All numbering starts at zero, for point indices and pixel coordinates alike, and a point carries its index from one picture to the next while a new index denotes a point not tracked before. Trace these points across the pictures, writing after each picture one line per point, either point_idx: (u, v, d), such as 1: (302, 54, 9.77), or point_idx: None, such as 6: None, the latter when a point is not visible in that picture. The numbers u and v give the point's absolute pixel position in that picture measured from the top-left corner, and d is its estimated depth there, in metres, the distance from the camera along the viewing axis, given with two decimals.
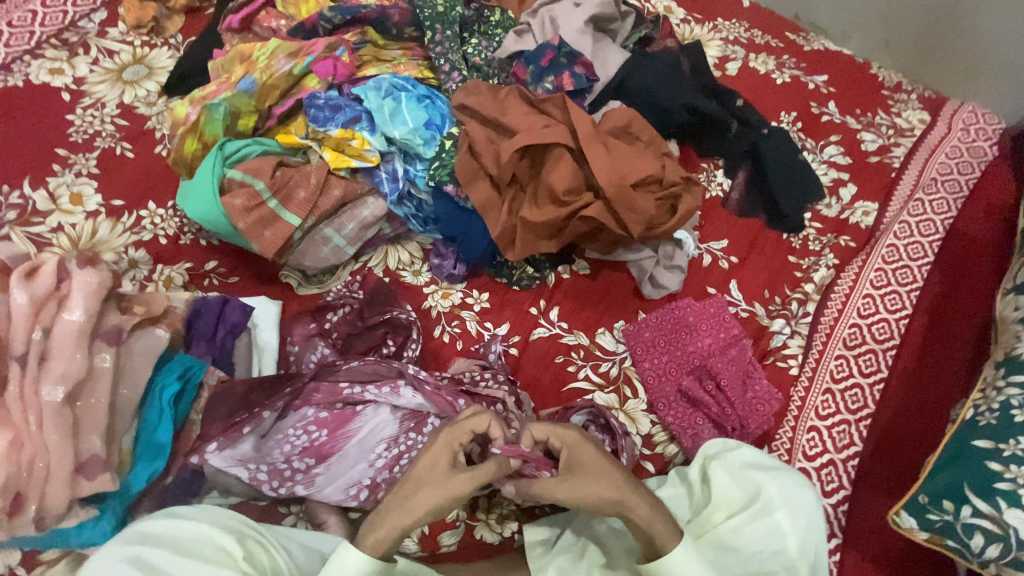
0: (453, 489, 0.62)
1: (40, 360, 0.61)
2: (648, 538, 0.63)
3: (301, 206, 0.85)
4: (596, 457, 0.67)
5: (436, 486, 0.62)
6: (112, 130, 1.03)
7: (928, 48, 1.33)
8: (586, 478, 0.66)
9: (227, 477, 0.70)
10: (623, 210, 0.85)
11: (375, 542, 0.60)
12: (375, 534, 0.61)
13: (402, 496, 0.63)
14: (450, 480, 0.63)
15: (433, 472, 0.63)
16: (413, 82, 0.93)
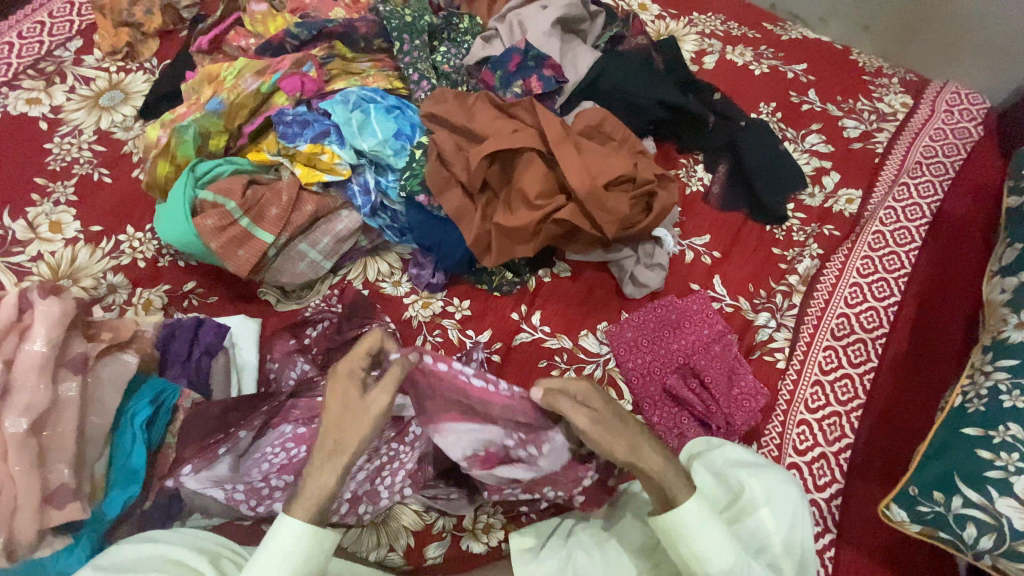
0: (365, 422, 0.60)
1: (3, 392, 0.61)
2: (662, 490, 0.61)
3: (273, 223, 0.85)
4: (602, 411, 0.65)
5: (354, 419, 0.60)
6: (89, 156, 1.04)
7: (909, 30, 1.32)
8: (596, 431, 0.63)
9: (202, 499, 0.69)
10: (597, 211, 0.84)
11: (316, 488, 0.58)
12: (312, 485, 0.59)
13: (330, 434, 0.60)
14: (364, 412, 0.60)
15: (346, 406, 0.61)
16: (382, 93, 0.93)
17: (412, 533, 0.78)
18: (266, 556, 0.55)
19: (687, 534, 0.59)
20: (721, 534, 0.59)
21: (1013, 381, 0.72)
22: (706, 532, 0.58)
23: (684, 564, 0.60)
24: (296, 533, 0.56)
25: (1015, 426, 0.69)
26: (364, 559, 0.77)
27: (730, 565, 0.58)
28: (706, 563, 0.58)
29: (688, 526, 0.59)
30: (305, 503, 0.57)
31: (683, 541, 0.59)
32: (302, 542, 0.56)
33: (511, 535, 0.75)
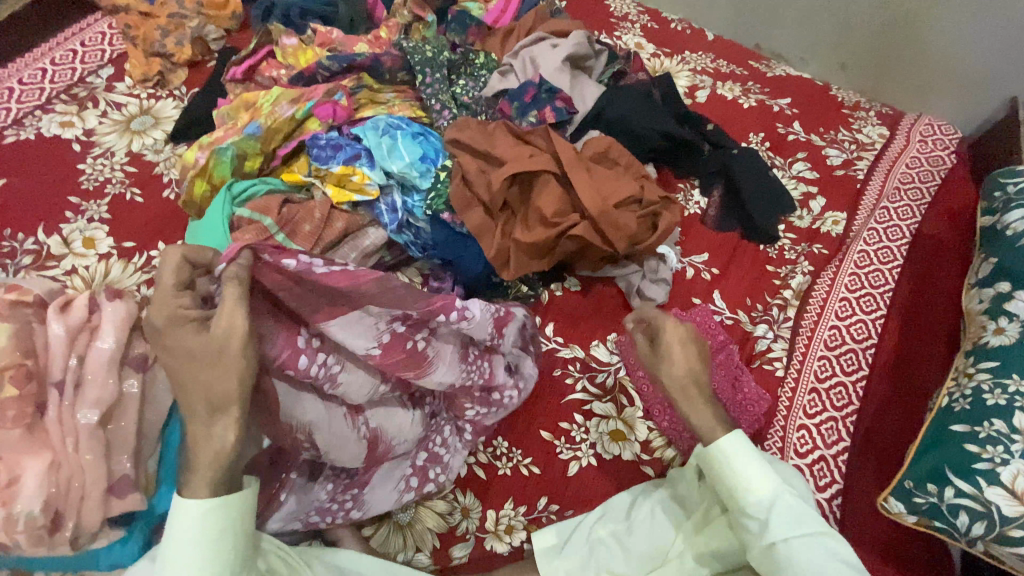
0: (215, 390, 0.59)
1: (75, 387, 0.66)
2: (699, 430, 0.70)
3: (306, 238, 0.90)
4: (677, 344, 0.74)
5: (214, 364, 0.59)
6: (122, 176, 1.09)
7: (882, 68, 1.45)
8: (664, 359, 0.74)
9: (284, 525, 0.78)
10: (608, 229, 0.91)
11: (210, 453, 0.60)
12: (201, 450, 0.60)
13: (197, 391, 0.59)
14: (219, 366, 0.59)
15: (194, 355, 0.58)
16: (407, 120, 1.01)
17: (436, 535, 0.82)
18: (179, 538, 0.58)
19: (726, 462, 0.66)
20: (755, 465, 0.66)
21: (994, 381, 0.78)
22: (745, 461, 0.66)
23: (727, 496, 0.67)
24: (197, 510, 0.58)
25: (998, 421, 0.75)
26: (392, 559, 0.80)
27: (766, 492, 0.64)
28: (745, 491, 0.65)
29: (727, 454, 0.66)
30: (201, 479, 0.60)
31: (724, 470, 0.66)
32: (207, 517, 0.59)
33: (533, 534, 0.80)
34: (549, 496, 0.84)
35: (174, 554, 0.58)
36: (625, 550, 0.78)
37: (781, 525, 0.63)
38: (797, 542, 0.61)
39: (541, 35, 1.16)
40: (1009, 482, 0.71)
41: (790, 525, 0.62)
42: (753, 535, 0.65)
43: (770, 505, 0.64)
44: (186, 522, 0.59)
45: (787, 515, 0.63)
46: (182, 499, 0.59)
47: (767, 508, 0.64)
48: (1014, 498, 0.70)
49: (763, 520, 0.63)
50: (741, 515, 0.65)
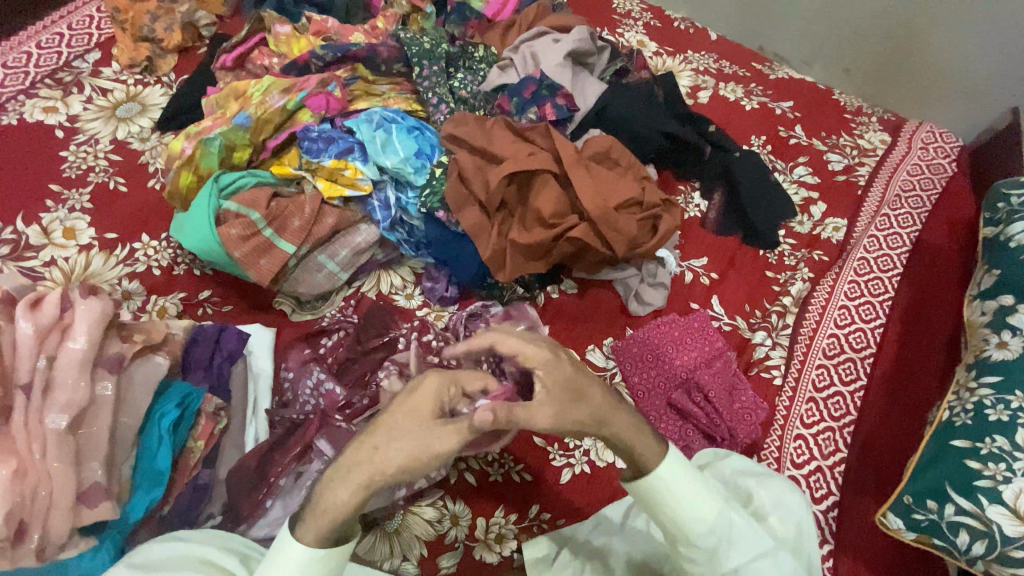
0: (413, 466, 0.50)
1: (45, 389, 0.63)
2: (628, 454, 0.57)
3: (295, 234, 0.87)
4: (574, 382, 0.56)
5: (414, 447, 0.50)
6: (106, 165, 1.05)
7: (886, 73, 1.44)
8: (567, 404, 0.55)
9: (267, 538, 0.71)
10: (607, 231, 0.89)
11: (334, 505, 0.50)
12: (333, 495, 0.50)
13: (366, 462, 0.50)
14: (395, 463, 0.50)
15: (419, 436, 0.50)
16: (402, 114, 0.97)
17: (424, 543, 0.79)
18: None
19: (666, 494, 0.57)
20: (697, 492, 0.58)
21: (997, 397, 0.77)
22: (687, 489, 0.57)
23: (669, 528, 0.58)
24: (306, 556, 0.51)
25: (1001, 438, 0.73)
26: (377, 568, 0.77)
27: (716, 522, 0.57)
28: (685, 524, 0.57)
29: (667, 486, 0.57)
30: (315, 524, 0.51)
31: (665, 502, 0.57)
32: (319, 564, 0.51)
33: (525, 544, 0.77)
34: (541, 504, 0.83)
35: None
36: (617, 564, 0.74)
37: (734, 554, 0.58)
38: (749, 569, 0.58)
39: (542, 29, 1.13)
40: (1011, 500, 0.69)
41: (743, 553, 0.58)
42: (699, 564, 0.58)
43: (719, 536, 0.57)
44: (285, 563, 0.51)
45: (737, 541, 0.58)
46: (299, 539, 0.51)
47: (715, 541, 0.57)
48: (1015, 517, 0.69)
49: (711, 552, 0.57)
50: (683, 547, 0.58)
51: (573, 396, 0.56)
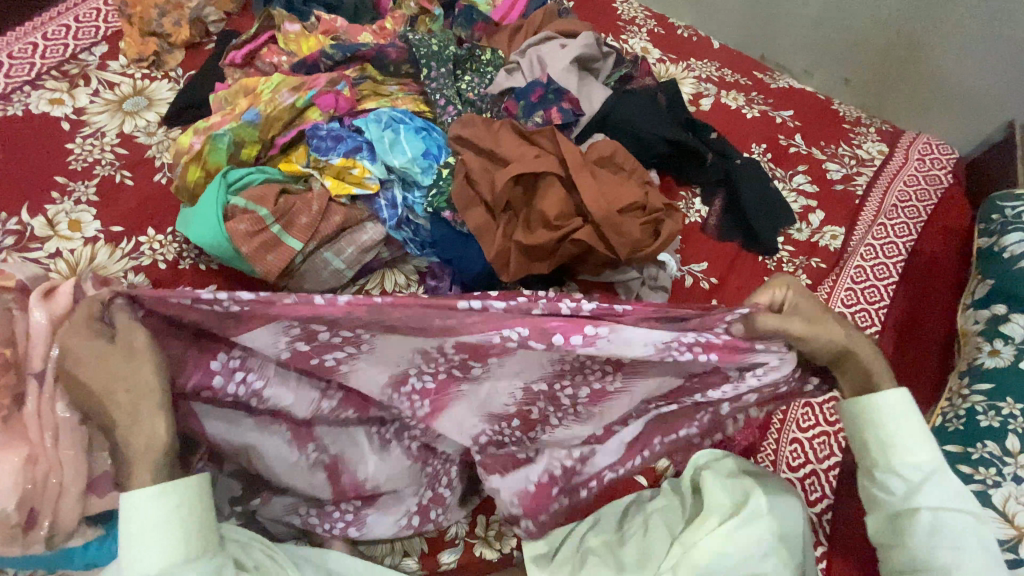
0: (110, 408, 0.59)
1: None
2: (864, 377, 0.67)
3: (302, 231, 0.88)
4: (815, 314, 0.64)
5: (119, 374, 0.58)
6: (112, 158, 1.05)
7: (885, 85, 1.46)
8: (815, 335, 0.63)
9: (278, 523, 0.77)
10: (610, 234, 0.90)
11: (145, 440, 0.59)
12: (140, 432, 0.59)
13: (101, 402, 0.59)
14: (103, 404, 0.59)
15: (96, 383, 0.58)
16: (410, 115, 0.99)
17: (426, 539, 0.81)
18: (142, 529, 0.57)
19: (885, 418, 0.66)
20: (916, 426, 0.66)
21: (989, 403, 0.79)
22: (905, 422, 0.66)
23: (873, 451, 0.67)
24: (153, 497, 0.58)
25: (991, 443, 0.75)
26: (378, 562, 0.79)
27: (930, 461, 0.65)
28: (899, 450, 0.66)
29: (890, 410, 0.66)
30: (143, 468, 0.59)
31: (877, 426, 0.67)
32: (166, 496, 0.58)
33: (525, 542, 0.79)
34: None
35: (139, 540, 0.57)
36: (616, 561, 0.75)
37: (934, 493, 0.64)
38: (947, 515, 0.63)
39: (549, 34, 1.14)
40: (1000, 504, 0.71)
41: (941, 498, 0.63)
42: (892, 497, 0.66)
43: (925, 472, 0.65)
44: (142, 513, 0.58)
45: (941, 486, 0.64)
46: (128, 494, 0.58)
47: (920, 475, 0.65)
48: (1005, 520, 0.70)
49: (913, 483, 0.64)
50: (882, 475, 0.66)
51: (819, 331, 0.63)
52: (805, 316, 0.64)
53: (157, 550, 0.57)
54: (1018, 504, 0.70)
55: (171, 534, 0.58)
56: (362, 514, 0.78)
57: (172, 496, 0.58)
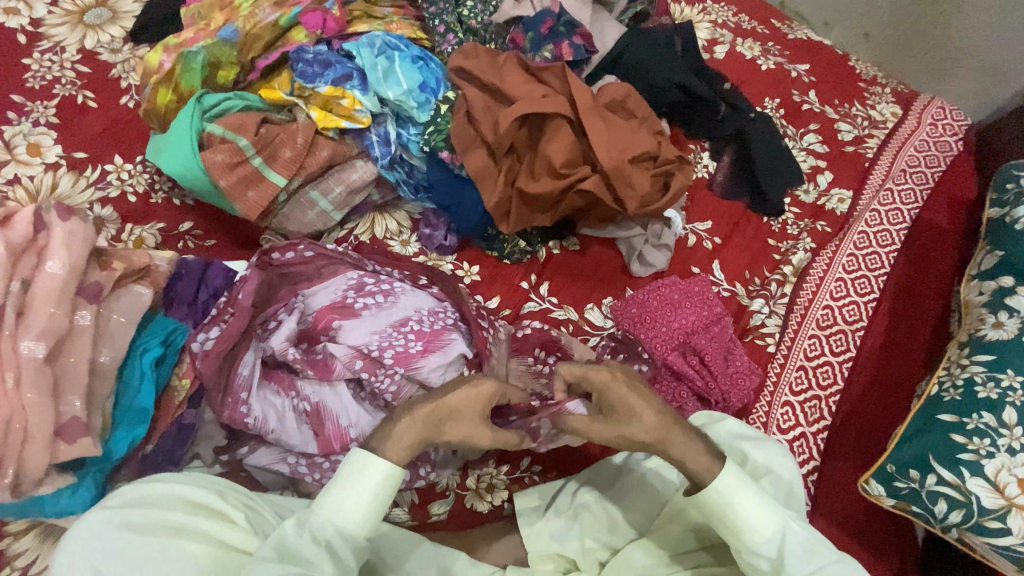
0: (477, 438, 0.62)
1: (17, 314, 0.59)
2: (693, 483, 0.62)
3: (287, 165, 0.81)
4: (633, 396, 0.63)
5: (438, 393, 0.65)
6: (73, 76, 0.94)
7: (905, 43, 1.39)
8: (618, 419, 0.63)
9: (264, 471, 0.71)
10: (620, 185, 0.84)
11: (431, 405, 0.60)
12: (406, 438, 0.58)
13: (439, 414, 0.61)
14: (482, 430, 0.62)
15: (472, 410, 0.62)
16: (406, 41, 0.90)
17: (415, 490, 0.79)
18: (352, 492, 0.54)
19: (725, 505, 0.59)
20: (759, 502, 0.59)
21: (988, 374, 0.79)
22: (746, 501, 0.59)
23: (728, 535, 0.60)
24: (385, 474, 0.55)
25: (988, 415, 0.75)
26: None
27: (775, 531, 0.58)
28: (752, 529, 0.59)
29: (723, 496, 0.59)
30: (396, 446, 0.57)
31: (729, 512, 0.60)
32: (392, 480, 0.56)
33: (516, 494, 0.78)
34: (532, 456, 0.82)
35: (335, 506, 0.54)
36: (609, 518, 0.75)
37: (799, 560, 0.57)
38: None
39: None
40: (992, 474, 0.72)
41: (808, 559, 0.57)
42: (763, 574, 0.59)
43: (780, 544, 0.58)
44: (361, 482, 0.55)
45: (800, 550, 0.58)
46: (369, 461, 0.55)
47: (777, 548, 0.58)
48: (995, 490, 0.71)
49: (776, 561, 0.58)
50: (747, 556, 0.59)
51: (625, 416, 0.63)
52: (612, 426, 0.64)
53: (358, 513, 0.54)
54: (1009, 475, 0.72)
55: (373, 509, 0.55)
56: None
57: (397, 480, 0.56)
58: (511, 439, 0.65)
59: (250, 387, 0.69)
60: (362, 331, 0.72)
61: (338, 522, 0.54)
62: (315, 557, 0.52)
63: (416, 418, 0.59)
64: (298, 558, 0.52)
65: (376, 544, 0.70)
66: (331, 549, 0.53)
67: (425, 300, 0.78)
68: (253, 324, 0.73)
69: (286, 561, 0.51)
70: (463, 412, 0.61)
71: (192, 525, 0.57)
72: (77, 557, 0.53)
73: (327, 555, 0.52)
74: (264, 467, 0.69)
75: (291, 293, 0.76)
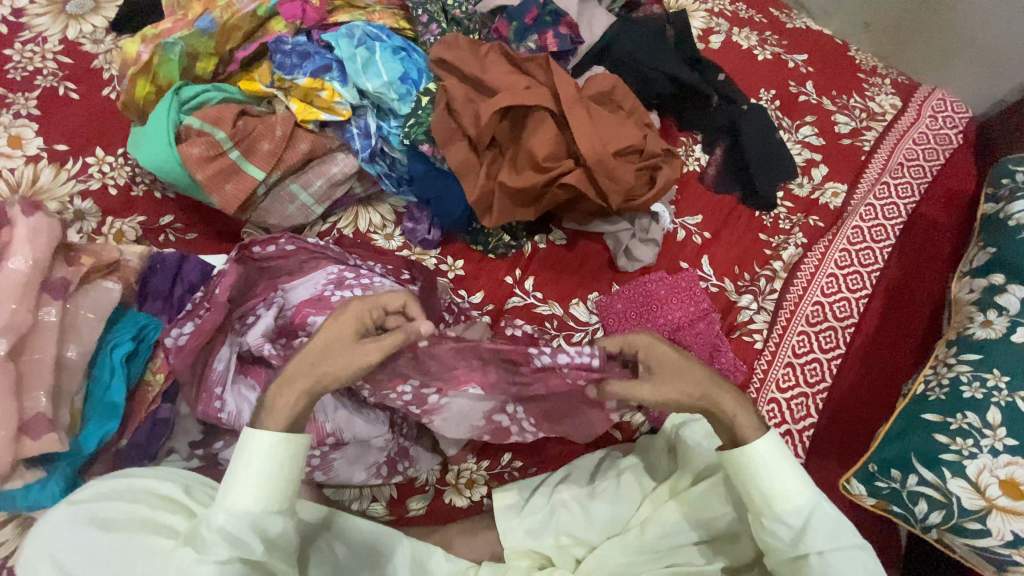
0: (357, 359, 0.59)
1: None
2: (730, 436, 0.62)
3: (265, 159, 0.81)
4: (677, 360, 0.65)
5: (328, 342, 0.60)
6: (55, 67, 0.93)
7: (906, 35, 1.36)
8: (667, 378, 0.63)
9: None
10: (603, 179, 0.83)
11: (304, 361, 0.58)
12: (284, 400, 0.57)
13: (308, 359, 0.59)
14: (354, 351, 0.59)
15: (335, 342, 0.60)
16: (388, 32, 0.88)
17: (395, 485, 0.79)
18: (243, 470, 0.54)
19: (756, 470, 0.61)
20: (793, 473, 0.61)
21: (974, 374, 0.77)
22: (778, 471, 0.60)
23: (757, 501, 0.61)
24: (270, 442, 0.55)
25: (972, 415, 0.74)
26: (346, 507, 0.78)
27: (807, 498, 0.60)
28: (774, 498, 0.60)
29: (758, 462, 0.60)
30: (279, 416, 0.56)
31: (756, 477, 0.61)
32: (281, 448, 0.55)
33: (494, 490, 0.77)
34: (513, 451, 0.82)
35: (236, 487, 0.54)
36: (586, 515, 0.74)
37: (822, 535, 0.58)
38: (834, 556, 0.58)
39: None
40: (973, 475, 0.71)
41: (829, 537, 0.59)
42: (781, 543, 0.60)
43: (808, 515, 0.59)
44: (251, 456, 0.54)
45: (825, 526, 0.59)
46: (252, 435, 0.55)
47: (802, 520, 0.59)
48: (976, 491, 0.71)
49: (798, 529, 0.59)
50: (770, 522, 0.60)
51: (672, 372, 0.64)
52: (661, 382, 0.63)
53: (252, 492, 0.54)
54: (990, 476, 0.71)
55: (274, 482, 0.55)
56: (329, 462, 0.72)
57: (286, 447, 0.55)
58: (394, 338, 0.61)
59: (224, 383, 0.69)
60: None
61: (240, 506, 0.53)
62: (211, 541, 0.52)
63: (285, 382, 0.57)
64: (199, 542, 0.53)
65: (353, 538, 0.70)
66: (228, 533, 0.52)
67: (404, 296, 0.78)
68: (230, 319, 0.73)
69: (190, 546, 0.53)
70: (331, 352, 0.59)
71: (158, 519, 0.57)
72: (37, 548, 0.55)
73: (223, 538, 0.52)
74: None
75: (270, 288, 0.76)
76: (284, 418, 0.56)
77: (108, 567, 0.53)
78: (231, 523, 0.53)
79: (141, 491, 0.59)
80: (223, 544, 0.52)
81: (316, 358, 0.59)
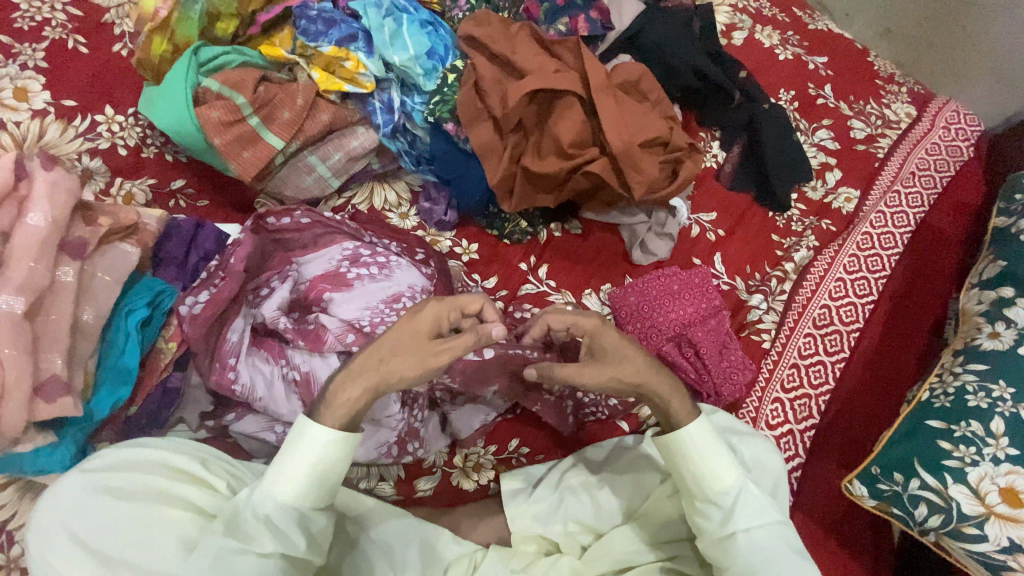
0: (429, 363, 0.59)
1: None
2: (663, 418, 0.64)
3: (285, 128, 0.79)
4: (620, 342, 0.65)
5: (412, 340, 0.59)
6: (64, 19, 0.88)
7: (927, 42, 1.35)
8: (607, 364, 0.64)
9: (251, 439, 0.70)
10: (627, 168, 0.82)
11: (380, 367, 0.58)
12: (347, 393, 0.56)
13: (377, 358, 0.58)
14: (429, 357, 0.59)
15: (415, 337, 0.60)
16: (416, 4, 0.86)
17: (402, 466, 0.79)
18: (292, 462, 0.54)
19: (693, 451, 0.62)
20: (720, 456, 0.62)
21: (980, 384, 0.79)
22: (712, 452, 0.62)
23: (689, 483, 0.63)
24: (323, 442, 0.54)
25: (976, 423, 0.76)
26: (354, 486, 0.77)
27: (732, 481, 0.61)
28: (705, 481, 0.62)
29: (695, 444, 0.62)
30: (337, 409, 0.56)
31: (688, 459, 0.62)
32: (333, 450, 0.55)
33: (502, 475, 0.77)
34: (520, 438, 0.82)
35: (280, 473, 0.54)
36: (594, 505, 0.75)
37: (747, 515, 0.60)
38: (760, 533, 0.60)
39: None
40: (974, 482, 0.73)
41: (755, 516, 0.60)
42: (711, 525, 0.61)
43: (735, 497, 0.61)
44: (304, 443, 0.54)
45: (751, 507, 0.61)
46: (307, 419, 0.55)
47: (731, 500, 0.61)
48: (975, 497, 0.72)
49: (727, 510, 0.60)
50: (701, 504, 0.62)
51: (608, 362, 0.65)
52: (601, 368, 0.64)
53: (292, 484, 0.54)
54: (991, 483, 0.72)
55: (315, 483, 0.54)
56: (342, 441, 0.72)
57: (344, 445, 0.55)
58: (464, 340, 0.60)
59: (239, 353, 0.67)
60: (355, 304, 0.70)
61: (281, 497, 0.54)
62: (255, 532, 0.53)
63: (350, 375, 0.57)
64: (241, 534, 0.53)
65: (361, 516, 0.71)
66: (271, 524, 0.53)
67: (420, 278, 0.76)
68: (245, 290, 0.72)
69: (229, 535, 0.53)
70: (403, 353, 0.59)
71: (173, 490, 0.57)
72: (51, 513, 0.54)
73: (266, 530, 0.53)
74: (252, 436, 0.69)
75: (285, 261, 0.75)
76: (344, 411, 0.56)
77: (129, 536, 0.54)
78: (272, 509, 0.53)
79: (159, 461, 0.59)
80: (267, 535, 0.52)
81: (383, 364, 0.58)
